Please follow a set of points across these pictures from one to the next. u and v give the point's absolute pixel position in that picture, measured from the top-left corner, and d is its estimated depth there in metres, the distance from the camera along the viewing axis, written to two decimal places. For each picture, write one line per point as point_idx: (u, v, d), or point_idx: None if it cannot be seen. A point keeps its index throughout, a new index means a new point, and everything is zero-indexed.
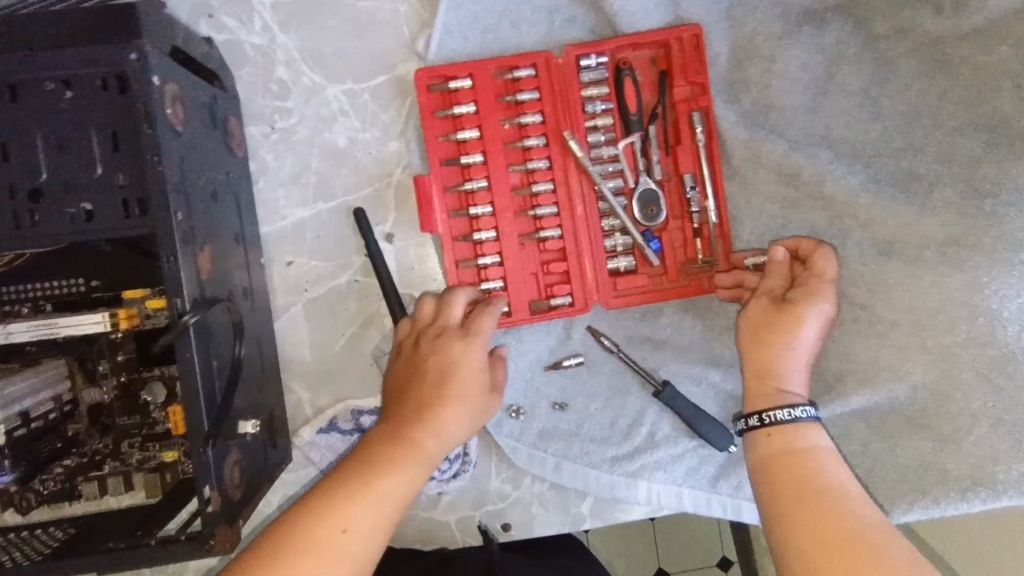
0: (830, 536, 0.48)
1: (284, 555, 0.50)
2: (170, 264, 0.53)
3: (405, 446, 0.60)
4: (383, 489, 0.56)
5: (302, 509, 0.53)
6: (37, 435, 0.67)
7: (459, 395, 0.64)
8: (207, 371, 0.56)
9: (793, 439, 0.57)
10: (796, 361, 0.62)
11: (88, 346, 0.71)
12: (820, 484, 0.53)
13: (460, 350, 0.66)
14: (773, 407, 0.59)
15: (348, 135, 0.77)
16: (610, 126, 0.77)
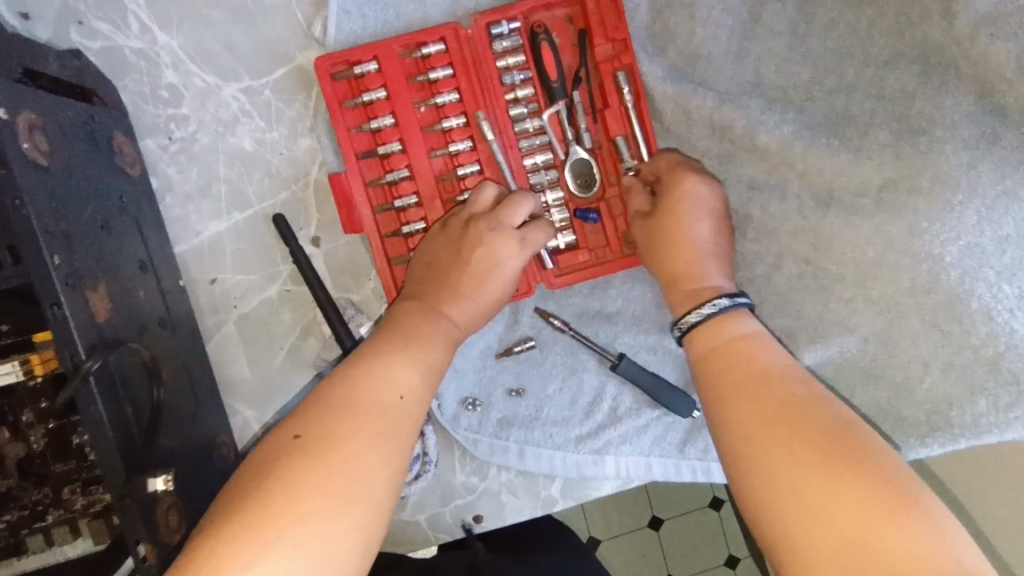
0: (773, 405, 0.48)
1: (342, 411, 0.49)
2: (55, 312, 0.49)
3: (434, 323, 0.60)
4: (427, 359, 0.57)
5: (342, 378, 0.53)
6: None
7: (499, 280, 0.65)
8: (121, 419, 0.52)
9: (724, 331, 0.57)
10: (698, 253, 0.63)
11: (4, 398, 0.66)
12: (754, 367, 0.52)
13: (505, 248, 0.65)
14: (686, 312, 0.59)
15: (253, 138, 0.72)
16: (531, 96, 0.72)
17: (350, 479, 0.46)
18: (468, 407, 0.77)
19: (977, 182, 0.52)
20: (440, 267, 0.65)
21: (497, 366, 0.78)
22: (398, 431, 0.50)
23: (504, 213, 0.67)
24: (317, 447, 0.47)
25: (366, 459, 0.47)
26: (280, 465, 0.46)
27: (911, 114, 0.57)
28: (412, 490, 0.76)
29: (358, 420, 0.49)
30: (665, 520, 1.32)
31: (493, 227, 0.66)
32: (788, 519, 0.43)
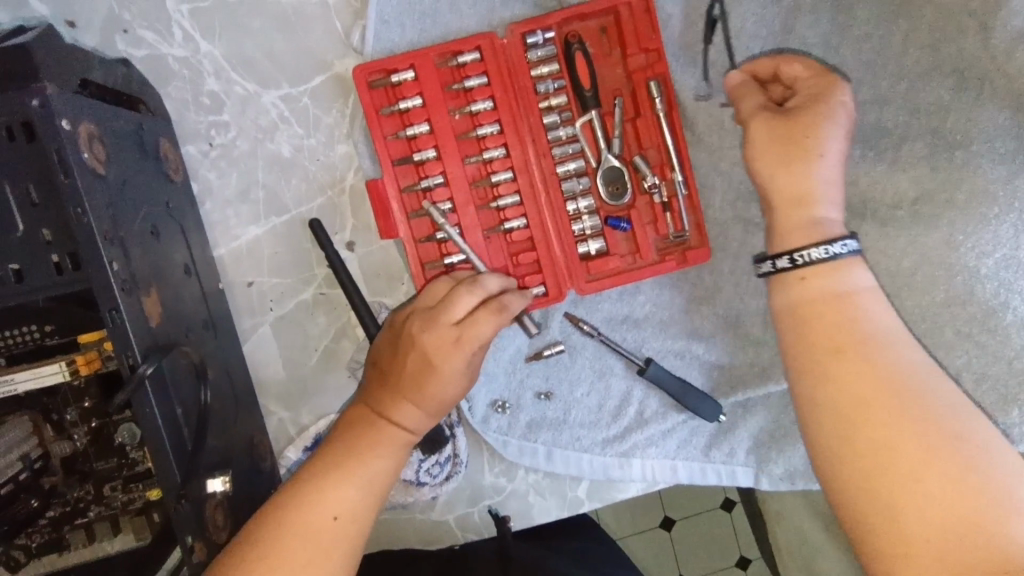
0: (882, 382, 0.47)
1: (271, 542, 0.53)
2: (114, 315, 0.50)
3: (378, 430, 0.60)
4: (369, 471, 0.58)
5: (284, 495, 0.56)
6: (11, 497, 0.65)
7: (444, 382, 0.62)
8: (173, 420, 0.54)
9: (830, 280, 0.52)
10: (826, 173, 0.55)
11: (50, 398, 0.67)
12: (863, 332, 0.49)
13: (443, 352, 0.62)
14: (806, 246, 0.52)
15: (292, 144, 0.73)
16: (564, 105, 0.74)
17: None
18: (497, 409, 0.79)
19: (1014, 196, 0.55)
20: (383, 367, 0.63)
21: (526, 370, 0.79)
22: (326, 559, 0.54)
23: (443, 309, 0.64)
24: None
25: None
26: None
27: (945, 128, 0.58)
28: (443, 490, 0.77)
29: (284, 560, 0.52)
30: (679, 520, 1.33)
31: (429, 325, 0.63)
32: (891, 507, 0.44)
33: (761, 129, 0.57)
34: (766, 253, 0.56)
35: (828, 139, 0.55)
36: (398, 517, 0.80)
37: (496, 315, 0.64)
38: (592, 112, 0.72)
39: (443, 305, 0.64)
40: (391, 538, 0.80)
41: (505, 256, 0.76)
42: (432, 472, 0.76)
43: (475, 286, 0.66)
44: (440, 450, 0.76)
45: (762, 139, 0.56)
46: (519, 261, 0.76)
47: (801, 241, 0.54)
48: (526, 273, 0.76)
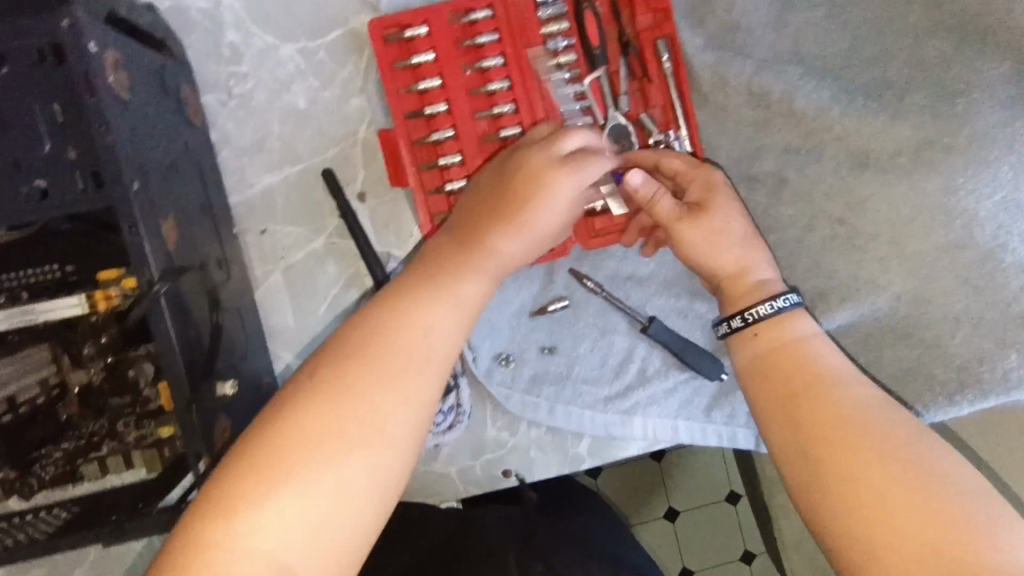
0: (848, 419, 0.50)
1: (365, 349, 0.53)
2: (133, 236, 0.53)
3: (475, 251, 0.60)
4: (462, 292, 0.58)
5: (377, 308, 0.56)
6: (29, 420, 0.68)
7: (546, 207, 0.61)
8: (186, 341, 0.56)
9: (781, 332, 0.57)
10: (741, 255, 0.61)
11: (70, 332, 0.70)
12: (819, 374, 0.53)
13: (554, 171, 0.61)
14: (755, 304, 0.58)
15: (307, 96, 0.75)
16: (573, 62, 0.74)
17: (361, 421, 0.50)
18: (501, 362, 0.80)
19: (1014, 138, 0.55)
20: (477, 197, 0.63)
21: (530, 325, 0.80)
22: (419, 373, 0.53)
23: (552, 138, 0.63)
24: (324, 388, 0.50)
25: (370, 409, 0.50)
26: (290, 412, 0.49)
27: (947, 78, 0.58)
28: (446, 438, 0.79)
29: (363, 374, 0.51)
30: (684, 511, 1.33)
31: (540, 148, 0.62)
32: (864, 534, 0.46)
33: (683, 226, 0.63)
34: (722, 317, 0.61)
35: (727, 224, 0.62)
36: None
37: (601, 156, 0.63)
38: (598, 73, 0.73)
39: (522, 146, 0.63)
40: (396, 486, 0.82)
41: None
42: (435, 420, 0.77)
43: (576, 129, 0.64)
44: (443, 399, 0.77)
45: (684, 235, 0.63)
46: None
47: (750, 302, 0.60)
48: None
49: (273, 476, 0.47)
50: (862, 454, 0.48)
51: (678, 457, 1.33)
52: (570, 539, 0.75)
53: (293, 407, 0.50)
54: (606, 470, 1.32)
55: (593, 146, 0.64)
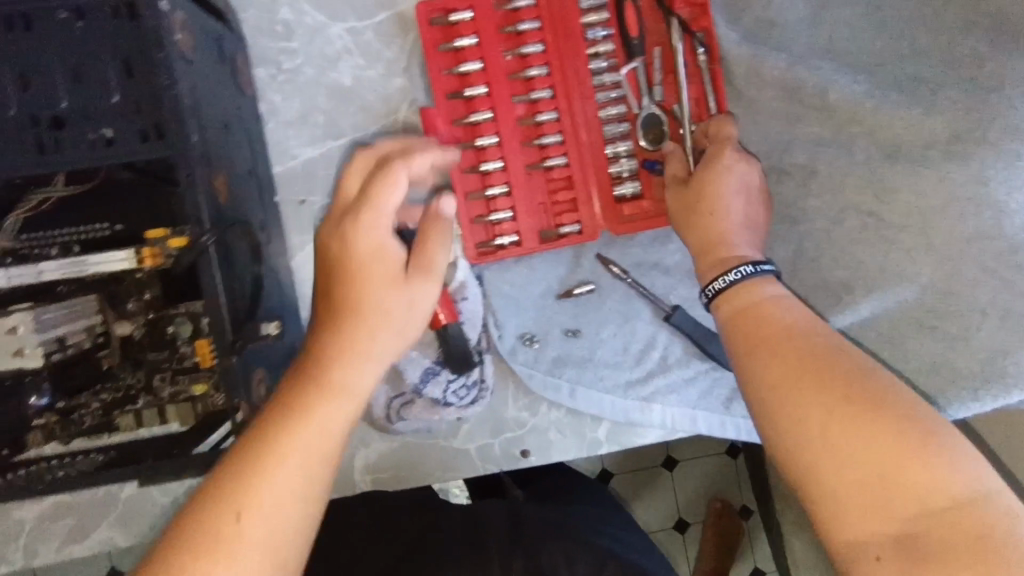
0: (807, 363, 0.51)
1: (249, 474, 0.50)
2: (190, 187, 0.55)
3: (319, 390, 0.56)
4: (323, 415, 0.55)
5: (258, 428, 0.53)
6: (70, 363, 0.72)
7: (382, 280, 0.61)
8: (230, 290, 0.58)
9: (751, 296, 0.60)
10: (730, 224, 0.66)
11: (115, 285, 0.73)
12: (784, 326, 0.55)
13: (371, 228, 0.61)
14: (713, 278, 0.63)
15: (352, 74, 0.78)
16: (611, 52, 0.77)
17: (262, 523, 0.49)
18: (525, 342, 0.81)
19: None
20: (337, 268, 0.61)
21: (556, 307, 0.82)
22: (315, 463, 0.53)
23: (370, 189, 0.61)
24: (228, 493, 0.49)
25: (263, 521, 0.49)
26: (179, 552, 0.47)
27: (980, 76, 0.58)
28: (467, 413, 0.81)
29: (257, 484, 0.50)
30: (692, 523, 1.46)
31: (353, 218, 0.61)
32: (823, 469, 0.48)
33: (675, 198, 0.71)
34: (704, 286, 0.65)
35: (727, 193, 0.67)
36: (422, 443, 0.83)
37: (404, 162, 0.63)
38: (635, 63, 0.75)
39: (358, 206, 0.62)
40: (414, 462, 0.83)
41: (544, 192, 0.79)
42: (458, 394, 0.80)
43: (398, 162, 0.63)
44: (467, 374, 0.80)
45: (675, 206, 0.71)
46: (557, 198, 0.79)
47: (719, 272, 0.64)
48: (562, 210, 0.79)
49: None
50: (822, 389, 0.50)
51: (688, 470, 1.46)
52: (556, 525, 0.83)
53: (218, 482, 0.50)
54: (618, 476, 1.45)
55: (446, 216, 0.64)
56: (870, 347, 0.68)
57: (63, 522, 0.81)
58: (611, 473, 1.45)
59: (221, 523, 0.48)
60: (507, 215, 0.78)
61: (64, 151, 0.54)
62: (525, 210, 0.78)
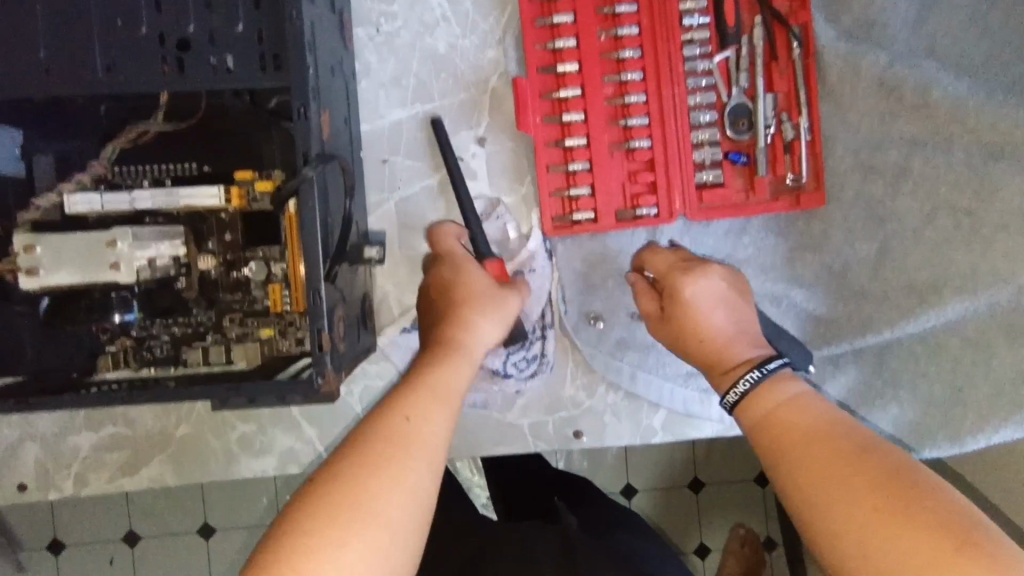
0: (837, 457, 0.54)
1: (395, 417, 0.57)
2: (302, 119, 0.56)
3: (447, 347, 0.65)
4: (451, 377, 0.62)
5: (400, 386, 0.61)
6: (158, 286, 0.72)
7: (479, 336, 0.68)
8: (325, 220, 0.60)
9: (776, 394, 0.62)
10: (723, 339, 0.68)
11: (201, 223, 0.75)
12: (811, 424, 0.58)
13: (466, 269, 0.71)
14: (726, 392, 0.65)
15: (448, 42, 0.79)
16: (705, 40, 0.77)
17: (408, 459, 0.54)
18: (591, 320, 0.81)
19: None
20: (438, 284, 0.71)
21: (624, 289, 0.81)
22: (443, 408, 0.59)
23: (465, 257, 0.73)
24: (381, 432, 0.55)
25: (411, 449, 0.55)
26: (350, 464, 0.53)
27: None
28: (528, 386, 0.81)
29: (411, 420, 0.57)
30: (715, 549, 1.42)
31: (454, 261, 0.72)
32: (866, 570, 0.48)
33: (662, 332, 0.72)
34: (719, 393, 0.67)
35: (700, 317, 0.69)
36: (476, 414, 0.82)
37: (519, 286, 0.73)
38: (727, 52, 0.76)
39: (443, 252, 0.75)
40: (464, 432, 0.82)
41: (624, 173, 0.79)
42: (519, 365, 0.80)
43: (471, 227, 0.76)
44: (527, 346, 0.80)
45: (667, 339, 0.72)
46: (636, 180, 0.79)
47: (730, 379, 0.67)
48: (640, 192, 0.79)
49: (354, 500, 0.50)
50: (853, 486, 0.51)
51: (715, 494, 1.42)
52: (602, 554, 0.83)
53: (364, 439, 0.55)
54: (641, 493, 1.42)
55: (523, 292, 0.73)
56: (952, 352, 0.71)
57: (117, 454, 0.82)
58: (635, 489, 1.42)
59: (377, 459, 0.53)
60: (585, 190, 0.79)
61: (187, 73, 0.57)
62: (603, 188, 0.79)
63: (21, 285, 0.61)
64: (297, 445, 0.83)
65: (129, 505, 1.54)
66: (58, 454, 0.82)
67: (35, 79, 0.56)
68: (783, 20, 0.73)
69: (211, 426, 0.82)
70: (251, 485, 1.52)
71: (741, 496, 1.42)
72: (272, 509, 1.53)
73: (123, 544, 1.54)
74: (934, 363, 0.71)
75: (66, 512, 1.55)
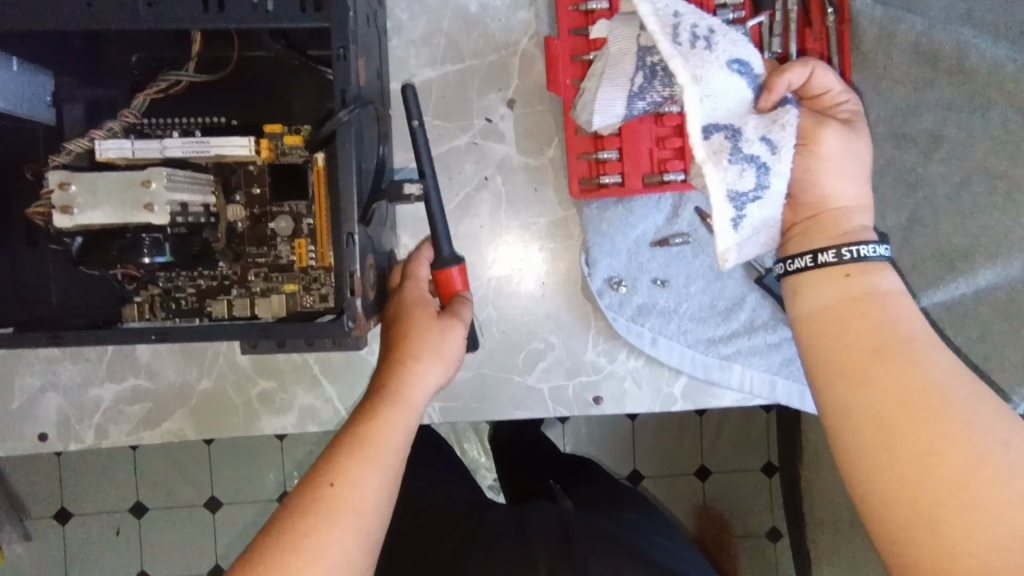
0: (913, 396, 0.49)
1: (323, 495, 0.55)
2: (342, 62, 0.57)
3: (389, 401, 0.62)
4: (387, 435, 0.60)
5: (337, 446, 0.59)
6: (187, 234, 0.71)
7: (421, 389, 0.64)
8: (358, 164, 0.61)
9: (867, 282, 0.57)
10: (852, 190, 0.62)
11: (230, 174, 0.74)
12: (895, 336, 0.53)
13: (417, 317, 0.66)
14: (824, 248, 0.59)
15: (480, 2, 0.79)
16: (738, 5, 0.76)
17: (330, 545, 0.53)
18: (613, 285, 0.80)
19: None
20: (390, 321, 0.67)
21: (648, 255, 0.81)
22: (376, 476, 0.58)
23: (418, 294, 0.68)
24: (311, 506, 0.55)
25: (336, 533, 0.54)
26: (271, 550, 0.52)
27: None
28: (553, 345, 0.81)
29: (341, 494, 0.56)
30: (720, 538, 1.42)
31: (409, 299, 0.68)
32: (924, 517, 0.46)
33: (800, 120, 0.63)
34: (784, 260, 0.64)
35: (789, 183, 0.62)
36: (496, 376, 0.82)
37: (466, 301, 0.69)
38: (762, 17, 0.74)
39: (408, 276, 0.70)
40: (483, 396, 0.82)
41: (652, 139, 0.78)
42: (546, 331, 0.81)
43: (426, 256, 0.72)
44: (558, 312, 0.81)
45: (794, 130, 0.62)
46: (664, 145, 0.78)
47: (822, 240, 0.61)
48: (668, 157, 0.78)
49: None
50: (931, 426, 0.48)
51: (721, 482, 1.42)
52: (602, 529, 0.81)
53: (295, 518, 0.54)
54: (648, 479, 1.41)
55: (463, 317, 0.68)
56: (982, 320, 0.71)
57: (139, 406, 0.83)
58: (642, 475, 1.41)
59: (299, 550, 0.52)
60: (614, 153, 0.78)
61: (227, 10, 0.57)
62: (633, 152, 0.78)
63: (56, 222, 0.64)
64: (317, 403, 0.83)
65: (137, 477, 1.54)
66: (81, 405, 0.82)
67: (77, 13, 0.57)
68: None
69: (233, 381, 0.82)
70: (260, 460, 1.53)
71: (751, 488, 1.42)
72: (281, 484, 1.54)
73: (130, 516, 1.55)
74: (961, 331, 0.72)
75: (75, 483, 1.56)
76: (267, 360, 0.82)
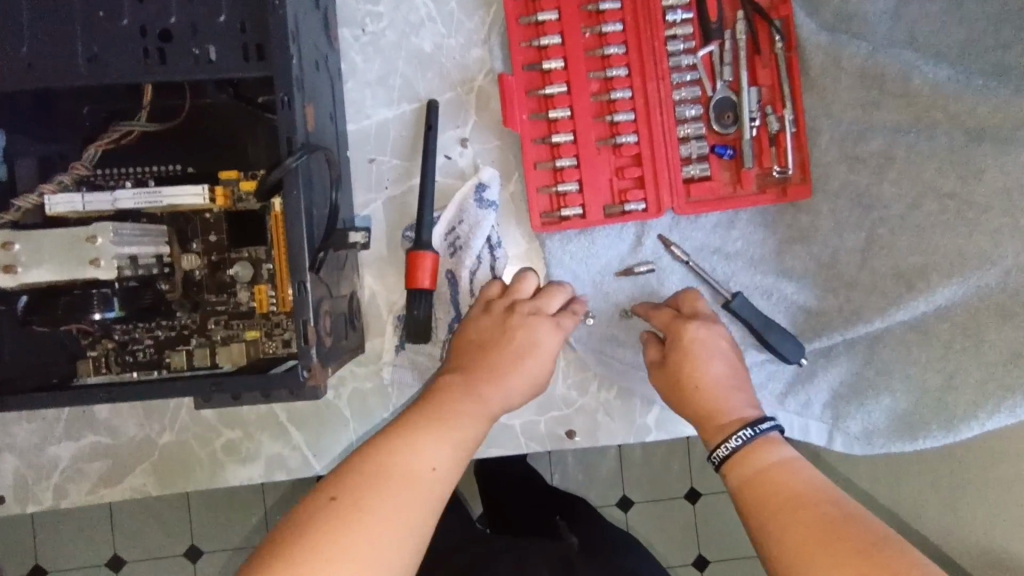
0: (822, 532, 0.51)
1: (399, 464, 0.54)
2: (285, 109, 0.57)
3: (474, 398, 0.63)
4: (472, 430, 0.60)
5: (412, 422, 0.58)
6: (140, 286, 0.70)
7: (507, 399, 0.65)
8: (308, 213, 0.60)
9: (763, 454, 0.61)
10: (721, 383, 0.68)
11: (185, 223, 0.73)
12: (797, 491, 0.56)
13: (547, 335, 0.69)
14: (726, 438, 0.64)
15: (433, 41, 0.79)
16: (689, 35, 0.78)
17: (401, 514, 0.51)
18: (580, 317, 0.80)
19: None
20: (497, 339, 0.68)
21: (614, 284, 0.81)
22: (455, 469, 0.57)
23: (538, 318, 0.70)
24: (387, 470, 0.53)
25: (410, 504, 0.52)
26: (339, 508, 0.50)
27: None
28: None
29: (416, 468, 0.54)
30: (713, 561, 1.40)
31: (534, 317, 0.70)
32: None
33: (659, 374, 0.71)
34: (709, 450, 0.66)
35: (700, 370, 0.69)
36: None
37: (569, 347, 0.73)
38: (712, 47, 0.78)
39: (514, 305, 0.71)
40: None
41: (611, 169, 0.80)
42: None
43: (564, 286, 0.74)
44: None
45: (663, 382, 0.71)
46: (623, 175, 0.79)
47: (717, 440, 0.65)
48: (628, 187, 0.80)
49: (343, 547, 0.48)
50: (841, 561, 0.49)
51: (713, 505, 1.40)
52: None
53: (366, 481, 0.52)
54: (636, 506, 1.39)
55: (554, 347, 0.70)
56: (943, 339, 0.71)
57: (99, 464, 0.80)
58: (630, 501, 1.39)
59: (367, 512, 0.50)
60: (575, 184, 0.79)
61: (167, 62, 0.57)
62: (592, 183, 0.79)
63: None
64: (282, 450, 0.81)
65: (113, 529, 1.50)
66: (38, 466, 0.80)
67: (17, 73, 0.57)
68: (765, 15, 0.76)
69: (195, 433, 0.80)
70: (244, 503, 1.48)
71: None
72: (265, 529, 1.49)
73: (107, 570, 1.50)
74: (924, 349, 0.72)
75: (49, 538, 1.50)
76: (230, 409, 0.80)
